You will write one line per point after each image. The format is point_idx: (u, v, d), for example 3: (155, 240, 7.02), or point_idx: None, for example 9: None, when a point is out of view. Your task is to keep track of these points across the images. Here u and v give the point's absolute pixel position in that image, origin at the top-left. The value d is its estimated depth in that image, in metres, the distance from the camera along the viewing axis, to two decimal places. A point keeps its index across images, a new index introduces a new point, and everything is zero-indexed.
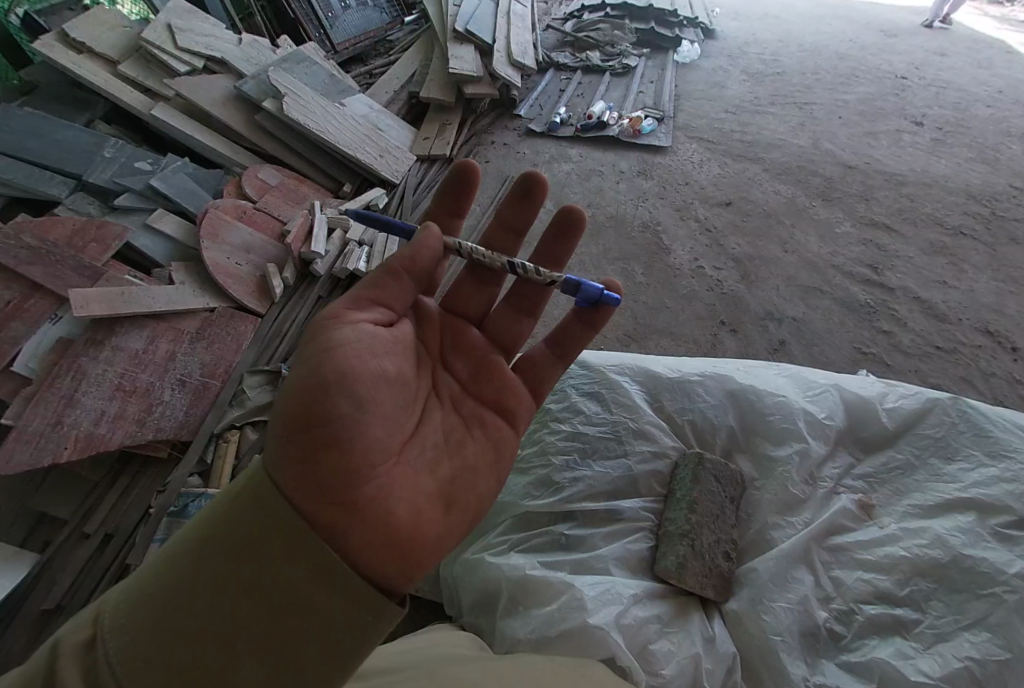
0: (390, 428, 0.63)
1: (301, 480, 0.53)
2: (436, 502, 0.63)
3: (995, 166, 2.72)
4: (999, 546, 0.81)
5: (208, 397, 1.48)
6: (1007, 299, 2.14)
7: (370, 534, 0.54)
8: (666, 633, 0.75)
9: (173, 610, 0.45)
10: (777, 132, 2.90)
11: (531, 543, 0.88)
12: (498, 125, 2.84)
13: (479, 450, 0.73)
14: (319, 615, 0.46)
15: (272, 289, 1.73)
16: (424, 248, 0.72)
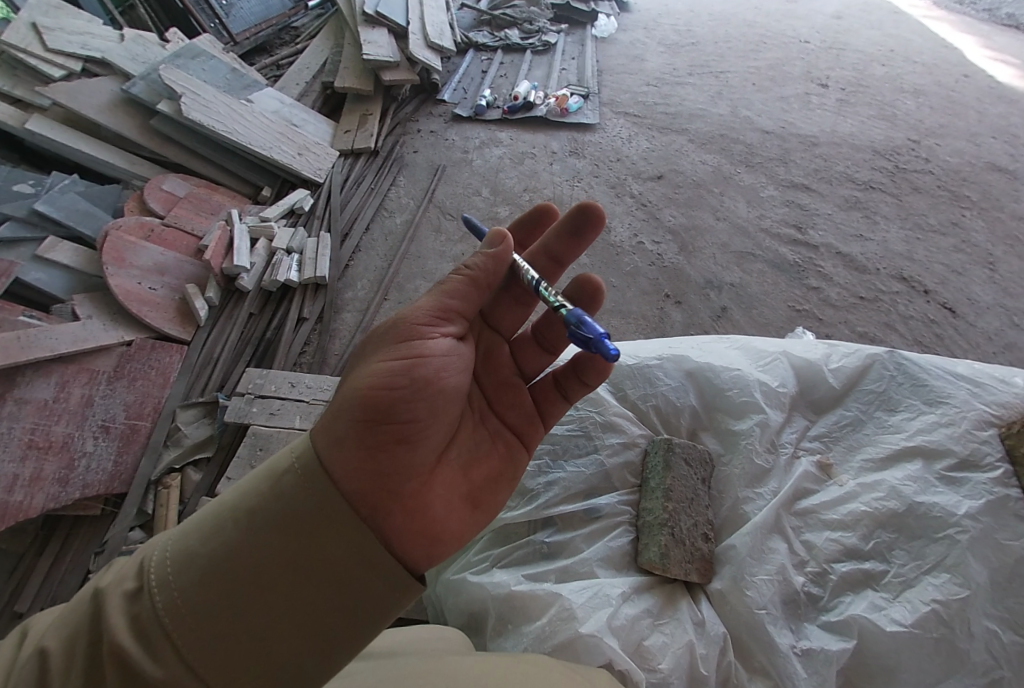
0: (436, 430, 0.69)
1: (363, 466, 0.58)
2: (459, 504, 0.69)
3: (894, 122, 2.92)
4: (946, 488, 0.92)
5: (138, 439, 1.35)
6: (915, 246, 2.31)
7: (416, 525, 0.59)
8: (658, 627, 0.77)
9: (219, 573, 0.49)
10: (698, 102, 2.96)
11: (513, 556, 0.86)
12: (422, 111, 2.74)
13: (497, 460, 0.78)
14: (348, 593, 0.52)
15: (194, 312, 1.59)
16: (499, 263, 0.79)
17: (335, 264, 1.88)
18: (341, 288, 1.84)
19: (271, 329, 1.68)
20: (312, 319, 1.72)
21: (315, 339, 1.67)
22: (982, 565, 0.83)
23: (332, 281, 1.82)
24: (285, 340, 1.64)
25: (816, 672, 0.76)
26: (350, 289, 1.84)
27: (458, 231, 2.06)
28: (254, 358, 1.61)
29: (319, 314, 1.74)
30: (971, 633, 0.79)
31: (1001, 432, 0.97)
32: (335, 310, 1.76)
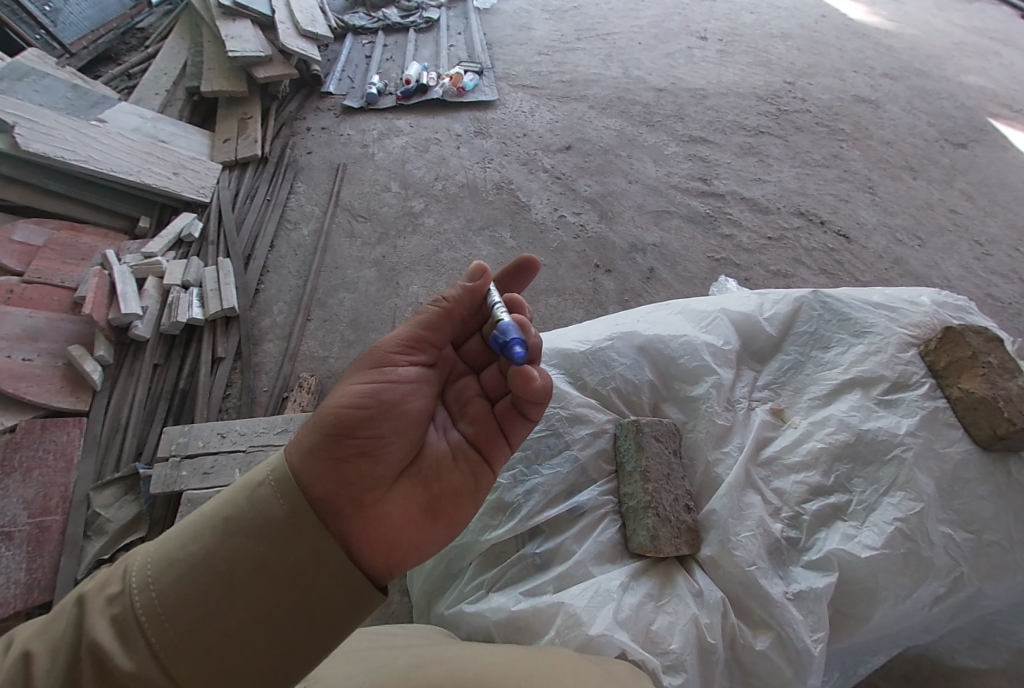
0: (396, 448, 0.70)
1: (334, 473, 0.60)
2: (423, 520, 0.68)
3: (770, 67, 3.08)
4: (886, 411, 0.98)
5: (53, 538, 1.18)
6: (807, 182, 2.47)
7: (372, 530, 0.61)
8: (662, 609, 0.78)
9: (196, 573, 0.49)
10: (590, 66, 2.96)
11: (505, 576, 0.84)
12: (308, 108, 2.55)
13: (460, 474, 0.77)
14: (318, 598, 0.51)
15: (86, 376, 1.41)
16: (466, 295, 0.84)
17: (244, 290, 1.75)
18: (255, 316, 1.72)
19: (183, 377, 1.51)
20: (229, 357, 1.58)
21: (238, 379, 1.55)
22: (928, 476, 0.91)
23: (244, 311, 1.69)
24: (202, 387, 1.49)
25: (810, 613, 0.79)
26: (266, 316, 1.72)
27: (371, 232, 2.01)
28: (170, 414, 1.45)
29: (236, 350, 1.60)
30: (932, 540, 0.86)
31: (921, 350, 1.06)
32: (254, 341, 1.64)
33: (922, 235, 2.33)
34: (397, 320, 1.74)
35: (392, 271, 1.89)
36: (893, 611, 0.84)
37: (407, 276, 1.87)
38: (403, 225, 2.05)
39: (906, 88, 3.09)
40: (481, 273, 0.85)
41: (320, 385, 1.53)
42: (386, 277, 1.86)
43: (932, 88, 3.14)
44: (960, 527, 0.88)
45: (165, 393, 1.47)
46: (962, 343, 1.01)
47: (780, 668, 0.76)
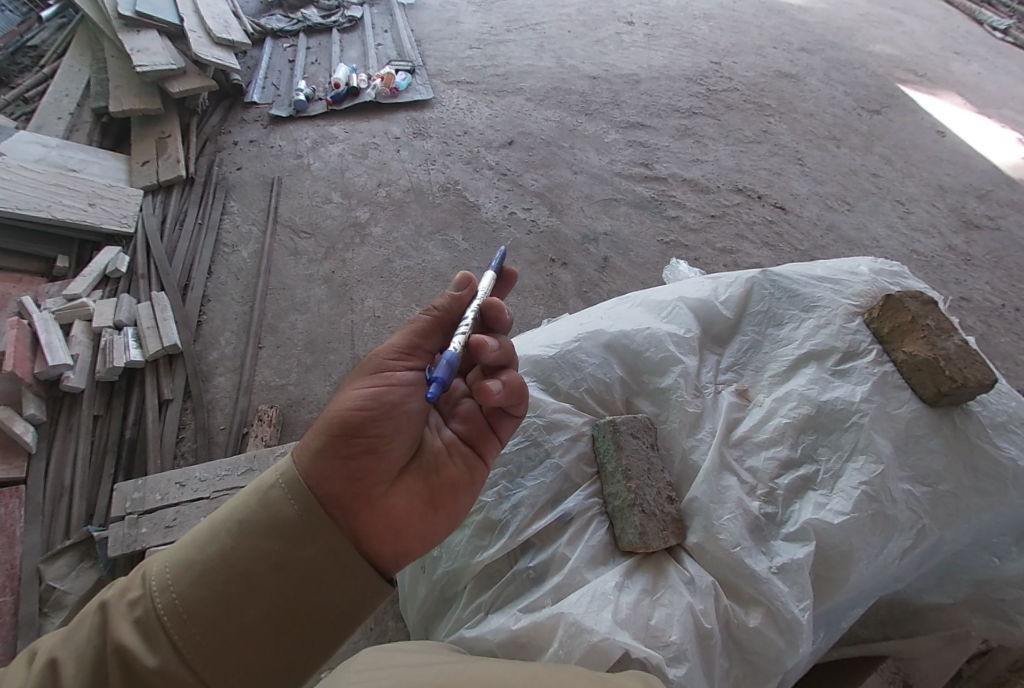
0: (399, 445, 0.74)
1: (341, 473, 0.66)
2: (424, 511, 0.74)
3: (697, 48, 3.15)
4: (841, 381, 1.04)
5: (5, 623, 1.10)
6: (742, 159, 2.55)
7: (379, 522, 0.67)
8: (658, 602, 0.81)
9: (212, 574, 0.57)
10: (523, 57, 2.95)
11: (504, 594, 0.85)
12: (232, 120, 2.43)
13: (457, 467, 0.81)
14: (320, 591, 0.60)
15: (19, 440, 1.31)
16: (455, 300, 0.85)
17: (185, 324, 1.66)
18: (200, 350, 1.64)
19: (129, 426, 1.43)
20: (178, 397, 1.50)
21: (191, 419, 1.48)
22: (885, 437, 0.97)
23: (187, 346, 1.61)
24: (152, 433, 1.42)
25: (794, 584, 0.83)
26: (213, 348, 1.65)
27: (316, 247, 1.96)
28: (120, 467, 1.37)
29: (184, 389, 1.53)
30: (894, 498, 0.92)
31: (866, 318, 1.11)
32: (203, 378, 1.58)
33: (850, 200, 2.46)
34: (356, 337, 1.71)
35: (343, 286, 1.85)
36: (869, 568, 0.89)
37: (361, 290, 1.84)
38: (350, 237, 2.00)
39: (822, 61, 3.24)
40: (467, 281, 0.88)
41: (283, 417, 1.50)
42: (338, 294, 1.82)
43: (846, 59, 3.30)
44: (917, 482, 0.94)
45: (111, 446, 1.39)
46: (902, 308, 1.07)
47: (773, 639, 0.81)
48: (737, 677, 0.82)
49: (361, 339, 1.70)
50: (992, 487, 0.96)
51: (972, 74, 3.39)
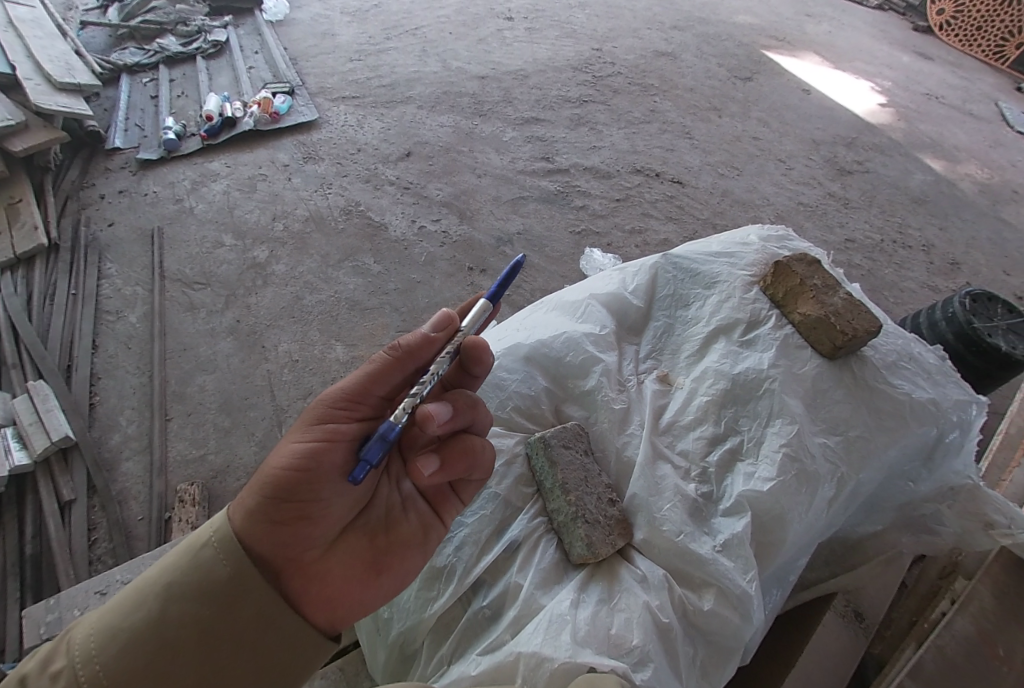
0: (344, 505, 0.69)
1: (275, 538, 0.61)
2: (367, 576, 0.70)
3: (577, 37, 3.22)
4: (750, 350, 1.09)
5: None
6: (636, 140, 2.63)
7: (315, 592, 0.63)
8: (616, 609, 0.86)
9: (140, 640, 0.53)
10: (407, 65, 2.89)
11: (462, 641, 0.87)
12: (94, 172, 2.23)
13: (409, 521, 0.78)
14: (259, 653, 0.56)
15: None
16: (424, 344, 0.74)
17: (75, 411, 1.52)
18: (98, 435, 1.51)
19: (28, 540, 1.29)
20: (81, 495, 1.38)
21: (102, 517, 1.36)
22: (796, 397, 1.03)
23: (82, 435, 1.48)
24: (57, 542, 1.29)
25: (738, 559, 0.90)
26: (114, 431, 1.52)
27: (215, 297, 1.85)
28: (26, 590, 1.23)
29: (87, 485, 1.40)
30: (812, 453, 0.98)
31: (761, 286, 1.18)
32: (107, 467, 1.45)
33: (740, 166, 2.60)
34: (275, 386, 1.64)
35: (252, 334, 1.76)
36: (802, 524, 0.95)
37: (272, 335, 1.76)
38: (251, 280, 1.91)
39: (694, 36, 3.39)
40: (445, 319, 0.78)
41: (208, 489, 1.42)
42: (248, 343, 1.73)
43: (715, 32, 3.48)
44: (830, 433, 1.01)
45: (11, 568, 1.25)
46: (790, 274, 1.14)
47: (729, 617, 0.88)
48: (703, 659, 0.88)
49: (282, 388, 1.64)
50: (894, 422, 1.04)
51: (825, 34, 3.67)
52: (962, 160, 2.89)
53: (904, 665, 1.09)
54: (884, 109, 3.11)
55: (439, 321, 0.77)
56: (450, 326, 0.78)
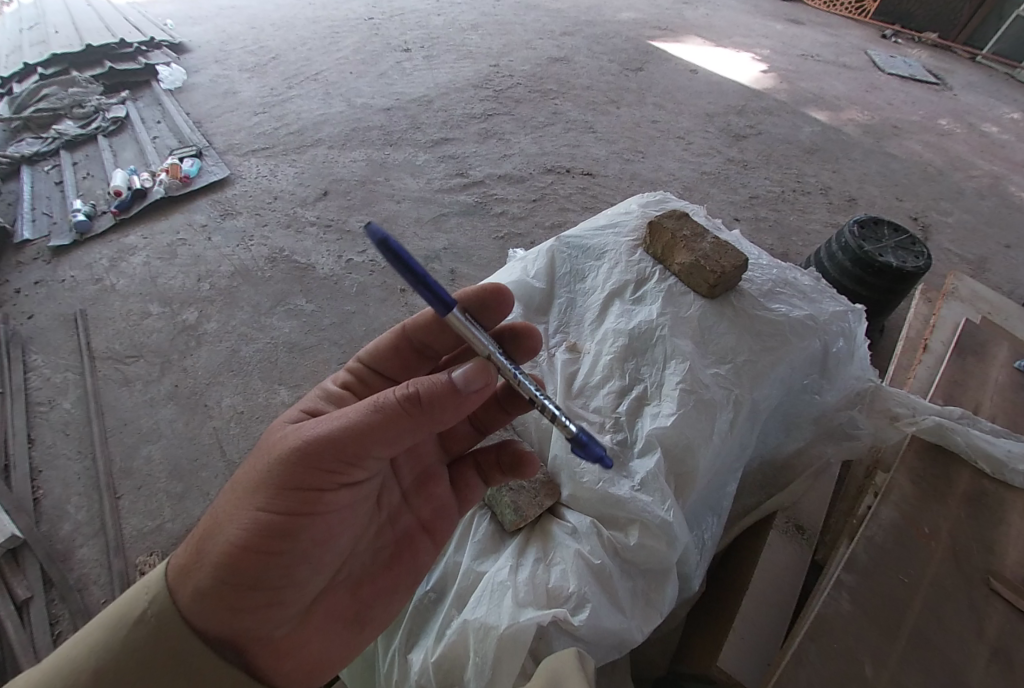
0: (321, 571, 0.71)
1: (241, 619, 0.63)
2: (346, 629, 0.77)
3: (474, 57, 3.38)
4: (641, 306, 1.20)
5: None
6: (542, 142, 2.77)
7: (290, 659, 0.70)
8: (552, 564, 0.93)
9: None
10: (313, 110, 3.00)
11: (413, 629, 0.94)
12: (7, 268, 2.26)
13: (392, 568, 0.83)
14: None
15: None
16: (433, 401, 0.62)
17: (20, 508, 1.54)
18: (48, 529, 1.53)
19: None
20: (38, 591, 1.39)
21: (63, 608, 1.38)
22: (684, 338, 1.13)
23: (31, 531, 1.50)
24: (18, 643, 1.30)
25: (655, 492, 0.97)
26: (64, 520, 1.55)
27: (150, 367, 1.90)
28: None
29: (42, 580, 1.41)
30: (706, 384, 1.08)
31: (643, 247, 1.30)
32: (61, 558, 1.48)
33: (642, 149, 2.75)
34: (224, 441, 1.70)
35: (192, 396, 1.82)
36: (709, 449, 1.04)
37: (214, 392, 1.82)
38: (184, 343, 1.96)
39: (583, 38, 3.59)
40: (480, 369, 0.64)
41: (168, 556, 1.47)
42: (190, 404, 1.79)
43: (602, 31, 3.69)
44: (720, 363, 1.11)
45: None
46: (662, 230, 1.25)
47: (656, 546, 0.94)
48: (644, 589, 0.95)
49: (231, 442, 1.70)
50: (776, 343, 1.15)
51: (702, 16, 3.94)
52: (844, 108, 3.12)
53: (842, 558, 1.13)
54: (766, 74, 3.34)
55: (478, 380, 0.63)
56: (484, 376, 0.64)
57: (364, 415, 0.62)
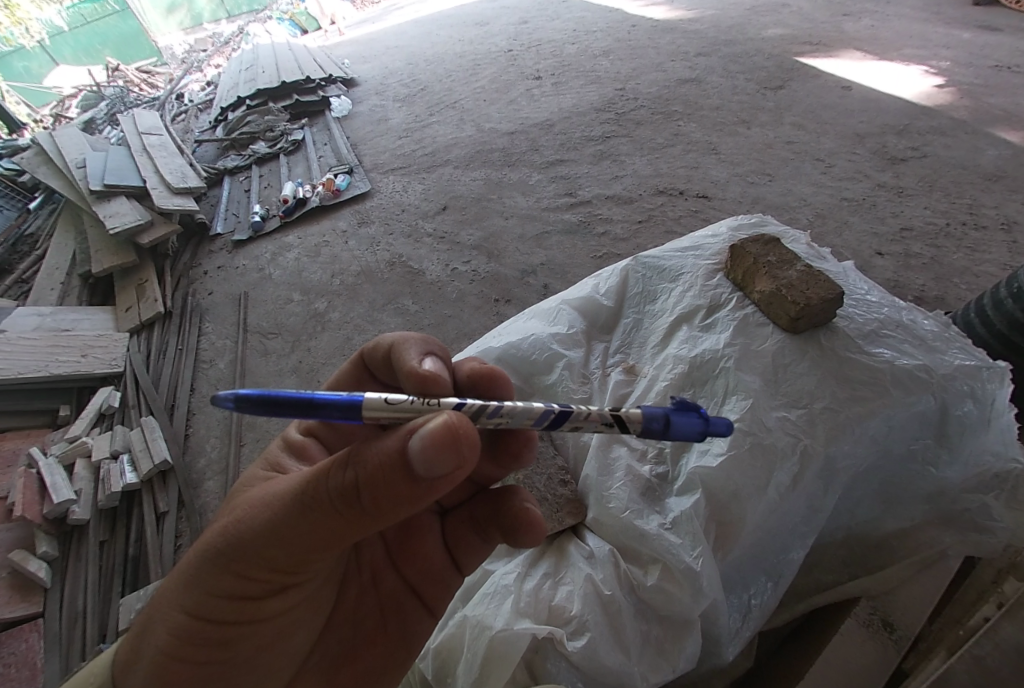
0: (279, 651, 0.71)
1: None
2: None
3: (602, 82, 3.41)
4: (710, 333, 1.11)
5: None
6: (658, 163, 2.68)
7: None
8: (560, 582, 0.88)
9: None
10: (447, 133, 3.25)
11: None
12: (201, 254, 2.77)
13: (376, 637, 0.83)
14: None
15: (32, 577, 1.47)
16: (357, 496, 0.53)
17: (173, 441, 1.87)
18: (189, 461, 1.84)
19: (132, 544, 1.62)
20: (172, 509, 1.69)
21: (186, 526, 1.66)
22: (752, 373, 1.03)
23: (177, 460, 1.81)
24: (152, 547, 1.59)
25: (686, 535, 0.87)
26: (201, 456, 1.85)
27: (283, 344, 2.18)
28: (126, 582, 1.54)
29: (177, 501, 1.71)
30: (769, 426, 0.96)
31: (725, 273, 1.23)
32: (194, 487, 1.76)
33: (772, 171, 2.53)
34: None
35: (310, 372, 2.05)
36: (763, 495, 0.91)
37: (325, 372, 2.04)
38: (311, 328, 2.23)
39: (720, 58, 3.43)
40: (439, 445, 0.51)
41: None
42: (306, 379, 2.01)
43: (743, 51, 3.49)
44: (791, 406, 0.98)
45: (118, 567, 1.56)
46: (744, 254, 1.18)
47: (676, 593, 0.85)
48: (659, 638, 0.86)
49: None
50: (870, 391, 0.98)
51: (867, 30, 3.55)
52: None
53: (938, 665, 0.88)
54: (942, 90, 2.89)
55: (437, 470, 0.52)
56: (445, 457, 0.51)
57: (289, 519, 0.56)
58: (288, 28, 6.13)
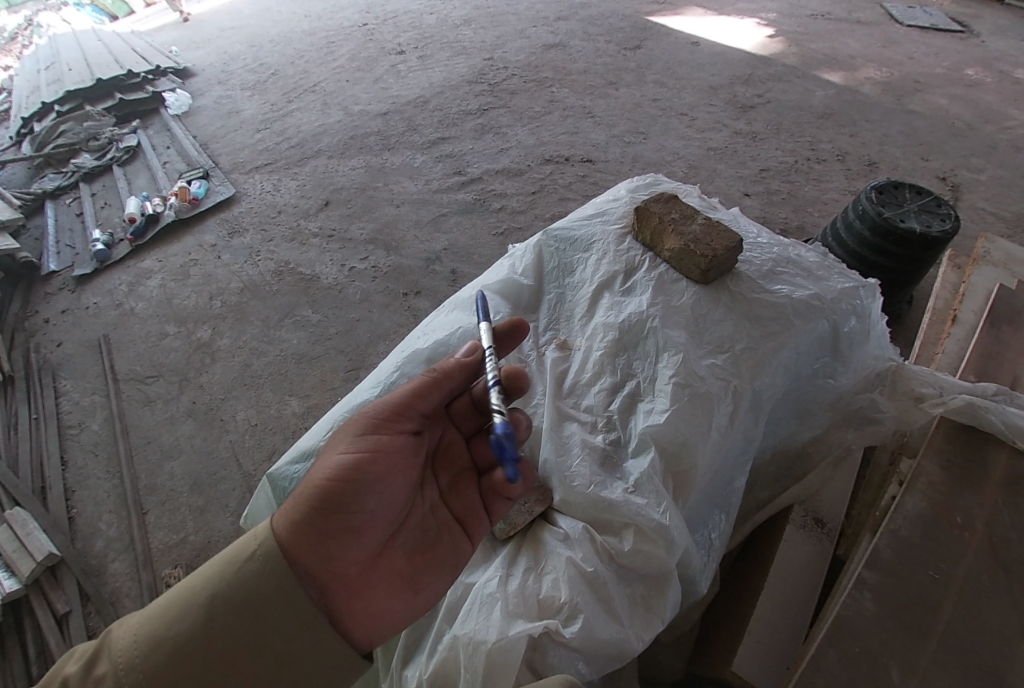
0: (384, 523, 0.74)
1: (328, 557, 0.65)
2: (403, 593, 0.73)
3: (467, 52, 3.34)
4: (629, 298, 1.16)
5: None
6: (538, 132, 2.70)
7: (355, 610, 0.66)
8: (543, 573, 0.88)
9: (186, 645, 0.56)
10: (313, 121, 3.02)
11: (410, 650, 0.90)
12: (35, 300, 2.35)
13: (443, 542, 0.82)
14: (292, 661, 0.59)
15: None
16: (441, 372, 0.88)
17: (56, 528, 1.61)
18: (82, 546, 1.59)
19: (33, 660, 1.37)
20: (75, 605, 1.45)
21: (99, 620, 1.44)
22: (676, 329, 1.09)
23: (66, 550, 1.56)
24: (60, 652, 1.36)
25: (650, 493, 0.92)
26: (96, 536, 1.61)
27: (168, 386, 1.95)
28: None
29: (79, 595, 1.48)
30: (701, 376, 1.02)
31: (633, 235, 1.28)
32: (96, 573, 1.54)
33: (645, 129, 2.65)
34: (240, 454, 1.74)
35: (209, 411, 1.86)
36: (708, 442, 0.98)
37: (228, 406, 1.86)
38: (199, 361, 2.01)
39: (578, 21, 3.50)
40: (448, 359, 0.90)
41: (191, 569, 1.51)
42: (207, 419, 1.83)
43: (598, 12, 3.59)
44: (716, 354, 1.05)
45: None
46: (649, 214, 1.23)
47: (652, 550, 0.89)
48: (643, 595, 0.90)
49: (247, 454, 1.73)
50: (778, 326, 1.08)
51: None
52: (859, 67, 2.96)
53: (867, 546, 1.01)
54: (773, 39, 3.19)
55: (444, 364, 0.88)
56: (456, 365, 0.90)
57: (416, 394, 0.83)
58: (93, 17, 5.29)
